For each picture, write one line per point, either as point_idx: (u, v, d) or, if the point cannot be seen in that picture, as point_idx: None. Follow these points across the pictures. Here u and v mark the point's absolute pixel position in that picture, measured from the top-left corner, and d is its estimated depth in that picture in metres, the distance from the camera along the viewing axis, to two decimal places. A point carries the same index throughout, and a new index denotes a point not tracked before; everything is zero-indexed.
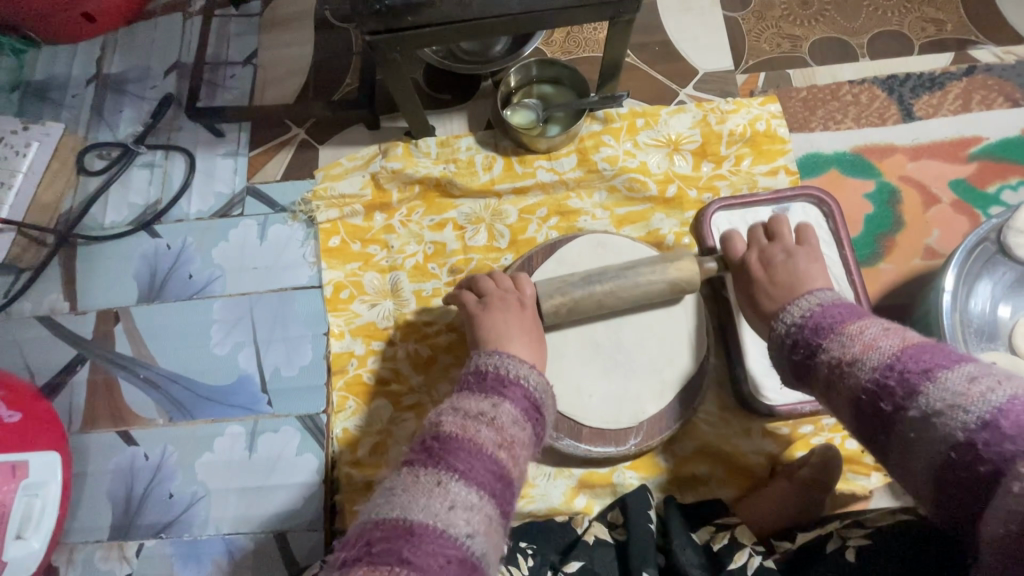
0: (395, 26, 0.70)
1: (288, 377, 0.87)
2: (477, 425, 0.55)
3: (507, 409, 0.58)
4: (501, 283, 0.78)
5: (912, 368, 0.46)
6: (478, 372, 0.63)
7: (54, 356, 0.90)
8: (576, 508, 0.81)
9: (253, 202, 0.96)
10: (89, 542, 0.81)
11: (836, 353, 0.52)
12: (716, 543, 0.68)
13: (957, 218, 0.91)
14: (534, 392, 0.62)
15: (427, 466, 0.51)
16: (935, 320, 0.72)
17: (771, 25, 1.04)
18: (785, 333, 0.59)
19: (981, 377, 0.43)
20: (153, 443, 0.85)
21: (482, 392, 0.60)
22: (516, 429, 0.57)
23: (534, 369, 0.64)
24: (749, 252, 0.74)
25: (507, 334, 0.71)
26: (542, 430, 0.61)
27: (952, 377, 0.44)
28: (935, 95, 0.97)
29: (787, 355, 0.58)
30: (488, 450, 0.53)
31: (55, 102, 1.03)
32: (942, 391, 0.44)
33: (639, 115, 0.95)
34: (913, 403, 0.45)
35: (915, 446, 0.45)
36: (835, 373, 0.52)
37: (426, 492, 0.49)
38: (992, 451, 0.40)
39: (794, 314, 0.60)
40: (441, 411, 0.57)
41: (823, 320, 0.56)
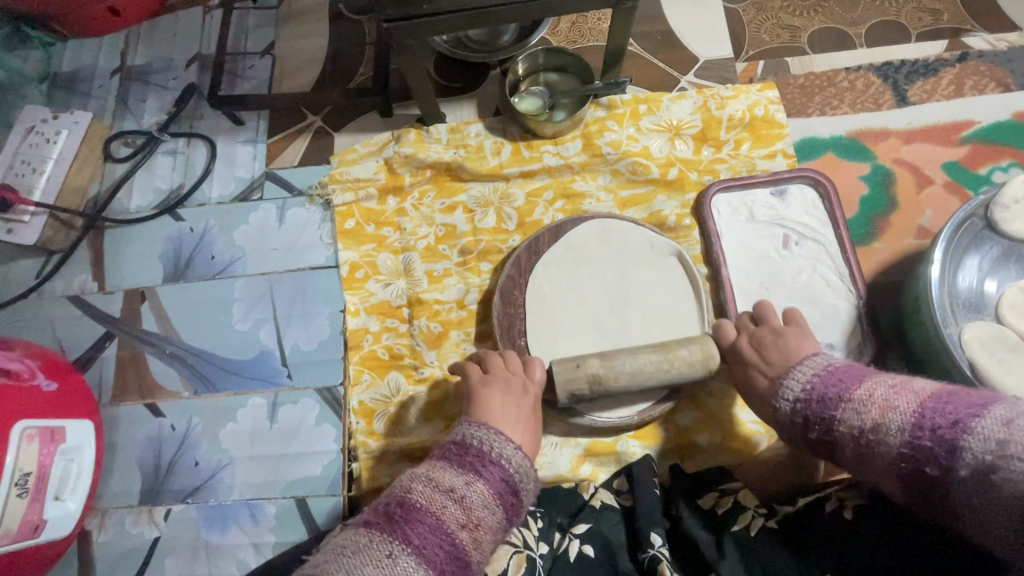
0: (412, 12, 0.74)
1: (307, 352, 0.91)
2: (444, 501, 0.61)
3: (479, 490, 0.62)
4: (510, 363, 0.78)
5: (942, 423, 0.54)
6: (462, 443, 0.66)
7: (84, 333, 0.94)
8: (582, 475, 0.85)
9: (271, 186, 1.00)
10: (120, 507, 0.86)
11: (855, 422, 0.60)
12: (721, 508, 0.71)
13: (950, 199, 0.94)
14: (514, 475, 0.65)
15: (383, 532, 0.58)
16: (923, 293, 0.76)
17: (770, 15, 1.07)
18: (791, 412, 0.66)
19: (1014, 419, 0.51)
20: (179, 414, 0.89)
21: (460, 465, 0.64)
22: (482, 512, 0.61)
23: (518, 449, 0.67)
24: (739, 337, 0.77)
25: (512, 413, 0.72)
26: (517, 512, 0.65)
27: (987, 425, 0.51)
28: (929, 81, 1.00)
29: (802, 431, 0.65)
30: (446, 528, 0.59)
31: (82, 92, 1.08)
32: (982, 442, 0.51)
33: (642, 102, 0.99)
34: (962, 461, 0.52)
35: (985, 504, 0.51)
36: (864, 443, 0.60)
37: (374, 560, 0.56)
38: None
39: (795, 387, 0.67)
40: (415, 478, 0.63)
41: (824, 391, 0.64)
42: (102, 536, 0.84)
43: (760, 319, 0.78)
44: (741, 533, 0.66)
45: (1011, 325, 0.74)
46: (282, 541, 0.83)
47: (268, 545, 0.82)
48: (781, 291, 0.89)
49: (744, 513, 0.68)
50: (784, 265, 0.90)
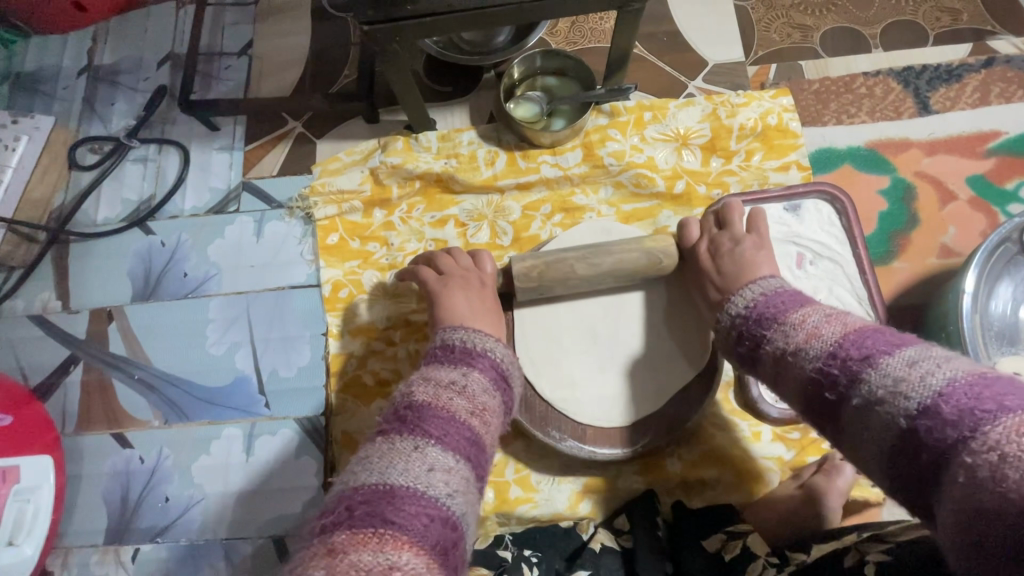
0: (396, 15, 0.67)
1: (286, 378, 0.85)
2: (450, 394, 0.55)
3: (476, 378, 0.59)
4: (460, 260, 0.79)
5: (853, 354, 0.47)
6: (445, 346, 0.64)
7: (47, 356, 0.88)
8: (580, 513, 0.80)
9: (249, 198, 0.93)
10: (84, 546, 0.80)
11: (779, 343, 0.55)
12: (728, 553, 0.65)
13: (975, 215, 0.88)
14: (500, 363, 0.63)
15: (401, 434, 0.50)
16: (953, 323, 0.70)
17: (782, 15, 1.01)
18: (734, 320, 0.62)
19: (922, 361, 0.42)
20: (149, 446, 0.83)
21: (451, 362, 0.61)
22: (485, 397, 0.58)
23: (499, 342, 0.66)
24: (700, 239, 0.77)
25: (478, 312, 0.72)
26: (511, 399, 0.63)
27: (891, 363, 0.43)
28: (952, 88, 0.94)
29: (736, 347, 0.61)
30: (460, 417, 0.54)
31: (45, 95, 1.01)
32: (882, 377, 0.43)
33: (647, 109, 0.92)
34: (857, 391, 0.45)
35: (866, 434, 0.44)
36: (783, 362, 0.54)
37: (402, 457, 0.48)
38: (934, 437, 0.38)
39: (739, 304, 0.63)
40: (412, 382, 0.57)
41: (766, 308, 0.59)
42: None
43: (722, 224, 0.78)
44: None
45: None
46: None
47: None
48: None
49: (754, 563, 0.62)
50: (799, 287, 0.84)
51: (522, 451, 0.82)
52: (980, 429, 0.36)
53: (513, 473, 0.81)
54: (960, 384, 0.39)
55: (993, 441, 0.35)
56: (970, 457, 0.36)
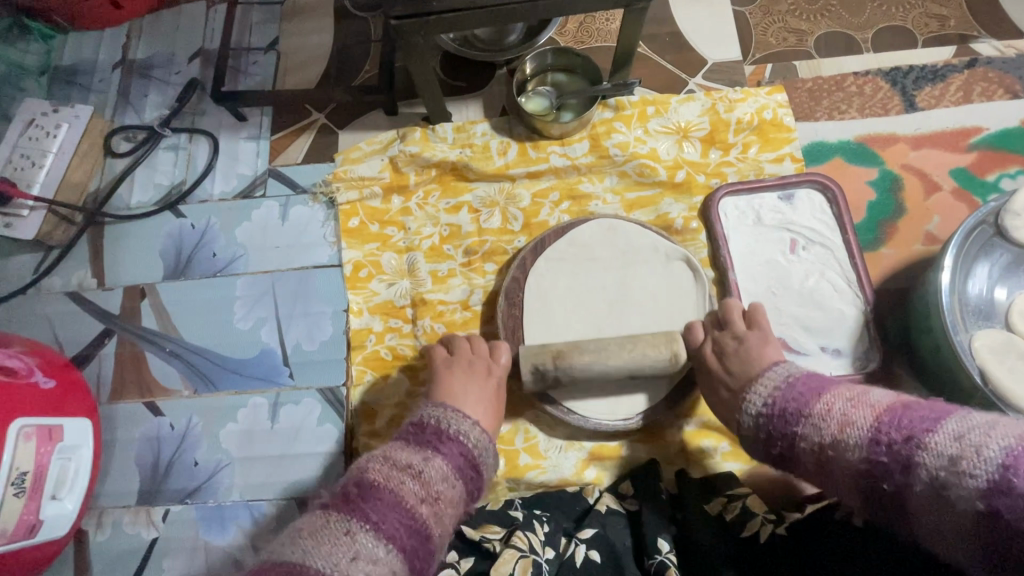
0: (421, 10, 0.73)
1: (309, 352, 0.90)
2: (403, 478, 0.62)
3: (438, 465, 0.64)
4: (476, 346, 0.81)
5: (897, 437, 0.54)
6: (419, 424, 0.69)
7: (82, 330, 0.93)
8: (586, 479, 0.85)
9: (274, 184, 0.99)
10: (117, 506, 0.85)
11: (815, 438, 0.60)
12: (728, 514, 0.70)
13: (959, 205, 0.94)
14: (471, 450, 0.68)
15: (340, 511, 0.58)
16: (933, 299, 0.75)
17: (777, 19, 1.07)
18: (754, 420, 0.67)
19: (968, 434, 0.50)
20: (179, 414, 0.88)
21: (418, 443, 0.67)
22: (443, 486, 0.63)
23: (477, 427, 0.71)
24: (705, 340, 0.79)
25: (473, 391, 0.76)
26: (476, 488, 0.67)
27: (941, 441, 0.51)
28: (937, 87, 1.00)
29: (765, 448, 0.66)
30: (407, 505, 0.60)
31: (82, 86, 1.07)
32: (937, 457, 0.50)
33: (650, 103, 0.98)
34: (917, 478, 0.52)
35: (941, 519, 0.50)
36: (825, 457, 0.59)
37: (332, 538, 0.55)
38: (1015, 513, 0.45)
39: (756, 402, 0.68)
40: (372, 459, 0.64)
41: (786, 402, 0.65)
42: (99, 536, 0.83)
43: (724, 322, 0.80)
44: (751, 540, 0.66)
45: (1019, 331, 0.75)
46: None
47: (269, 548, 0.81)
48: (788, 295, 0.88)
49: (752, 519, 0.67)
50: (792, 270, 0.89)
51: (531, 421, 0.87)
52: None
53: (522, 442, 0.86)
54: (1018, 454, 0.46)
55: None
56: None
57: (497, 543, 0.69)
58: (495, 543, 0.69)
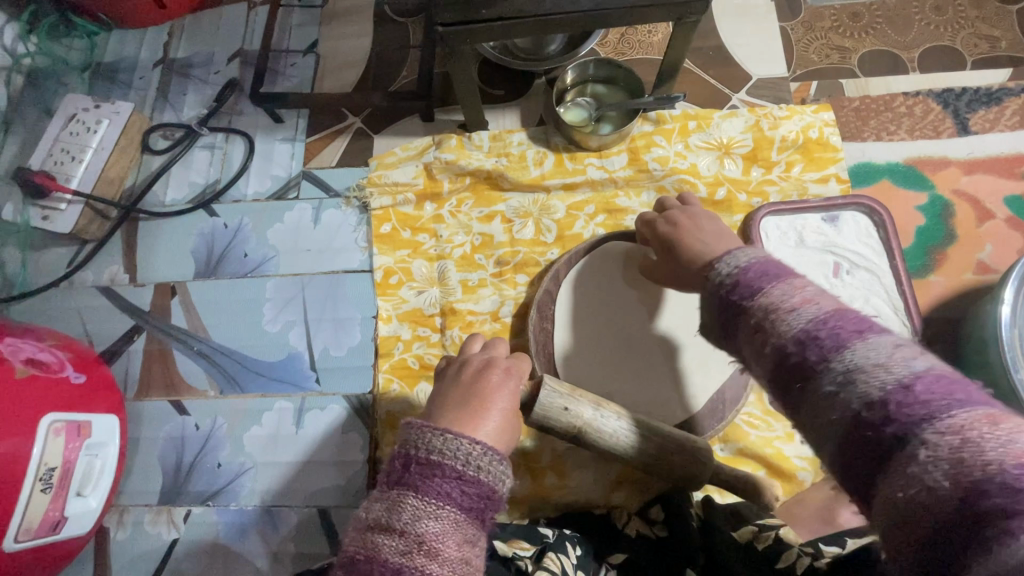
0: (470, 18, 0.72)
1: (337, 357, 0.89)
2: (378, 538, 0.45)
3: (419, 504, 0.46)
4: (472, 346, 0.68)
5: (846, 327, 0.43)
6: (391, 457, 0.51)
7: (112, 325, 0.93)
8: (613, 503, 0.82)
9: (308, 186, 0.99)
10: (139, 505, 0.84)
11: (771, 299, 0.47)
12: (760, 544, 0.65)
13: (1013, 234, 0.90)
14: (457, 463, 0.48)
15: None
16: (992, 333, 0.72)
17: (820, 36, 1.04)
18: (723, 279, 0.52)
19: (903, 346, 0.41)
20: (205, 414, 0.87)
21: (390, 483, 0.48)
22: (433, 525, 0.45)
23: (463, 434, 0.49)
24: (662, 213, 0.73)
25: (480, 397, 0.58)
26: (488, 501, 0.48)
27: (879, 341, 0.42)
28: (991, 110, 0.96)
29: (718, 300, 0.52)
30: (399, 572, 0.43)
31: (123, 84, 1.08)
32: (868, 351, 0.41)
33: (691, 118, 0.96)
34: (836, 359, 0.42)
35: (819, 412, 0.42)
36: (769, 319, 0.46)
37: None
38: (903, 411, 0.38)
39: (739, 258, 0.53)
40: (353, 522, 0.49)
41: (766, 269, 0.50)
42: (120, 535, 0.83)
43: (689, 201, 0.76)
44: (788, 573, 0.60)
45: None
46: (303, 552, 0.80)
47: (289, 556, 0.80)
48: None
49: (790, 550, 0.62)
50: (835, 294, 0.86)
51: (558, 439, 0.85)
52: (949, 413, 0.36)
53: (549, 460, 0.84)
54: (937, 373, 0.39)
55: (958, 424, 0.36)
56: (936, 437, 0.36)
57: (527, 562, 0.65)
58: (525, 563, 0.65)
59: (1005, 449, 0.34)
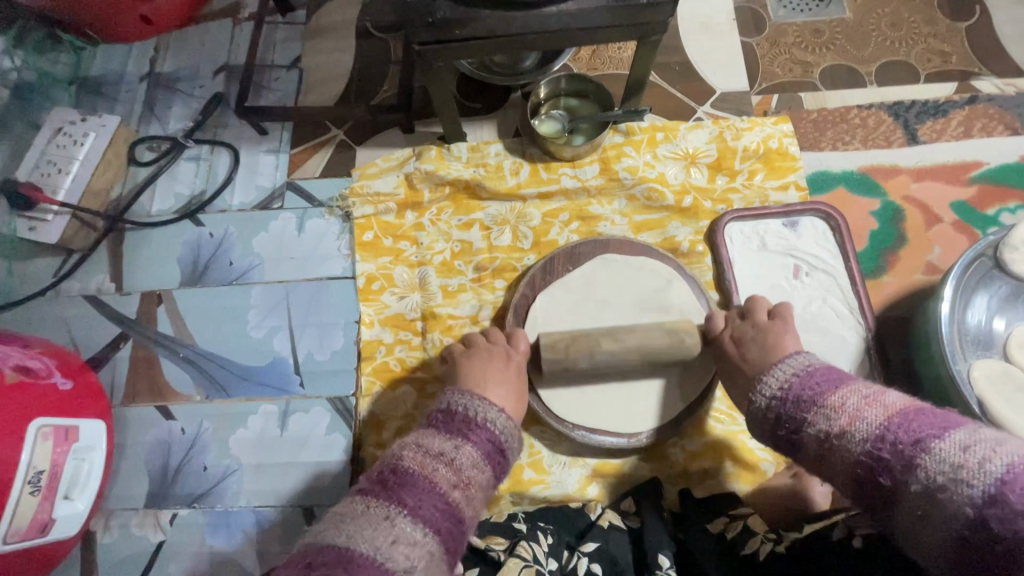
0: (443, 38, 0.76)
1: (321, 361, 0.92)
2: (436, 464, 0.60)
3: (468, 451, 0.63)
4: (492, 337, 0.82)
5: (904, 439, 0.52)
6: (447, 411, 0.67)
7: (99, 333, 0.95)
8: (588, 496, 0.86)
9: (292, 196, 1.02)
10: (125, 509, 0.86)
11: (822, 427, 0.58)
12: (730, 532, 0.70)
13: (958, 236, 0.96)
14: (499, 436, 0.66)
15: (379, 498, 0.57)
16: (934, 329, 0.78)
17: (783, 51, 1.10)
18: (765, 408, 0.65)
19: (975, 446, 0.49)
20: (190, 418, 0.90)
21: (447, 429, 0.65)
22: (474, 471, 0.62)
23: (503, 413, 0.68)
24: (724, 329, 0.79)
25: (500, 379, 0.76)
26: (503, 473, 0.66)
27: (945, 449, 0.50)
28: (939, 121, 1.03)
29: (774, 423, 0.64)
30: (441, 489, 0.59)
31: (109, 96, 1.10)
32: (939, 463, 0.49)
33: (659, 130, 1.02)
34: (915, 477, 0.51)
35: (922, 521, 0.50)
36: (827, 446, 0.58)
37: (373, 523, 0.54)
38: (1005, 527, 0.45)
39: (774, 382, 0.65)
40: (405, 445, 0.63)
41: (803, 389, 0.62)
42: (107, 539, 0.84)
43: (747, 313, 0.80)
44: (750, 559, 0.66)
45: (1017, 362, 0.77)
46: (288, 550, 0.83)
47: (274, 555, 0.82)
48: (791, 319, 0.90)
49: (754, 537, 0.68)
50: (794, 294, 0.92)
51: (535, 437, 0.88)
52: None
53: (527, 457, 0.87)
54: (1019, 472, 0.46)
55: None
56: None
57: (501, 553, 0.70)
58: (499, 553, 0.70)
59: None
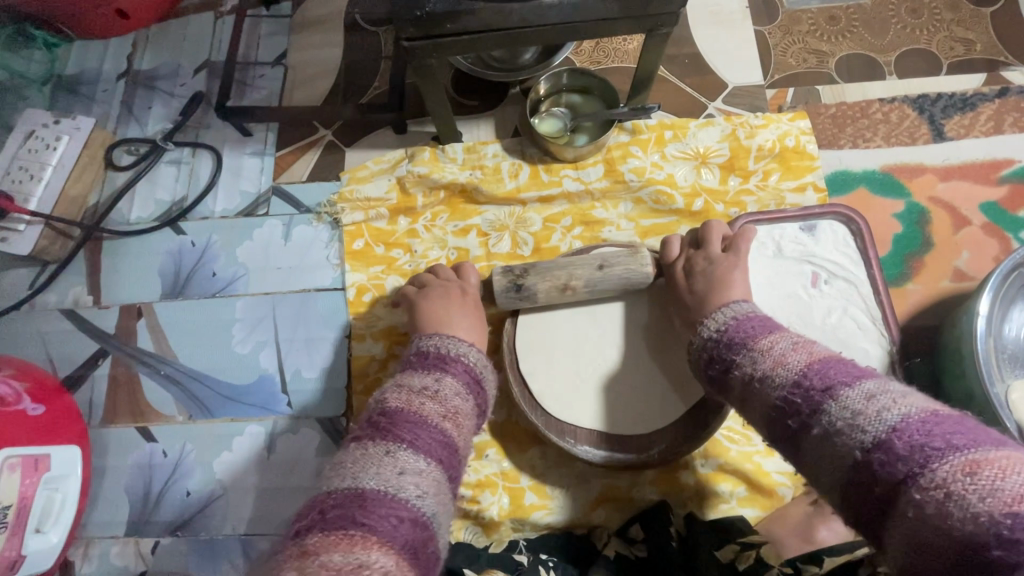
0: (434, 33, 0.69)
1: (310, 379, 0.87)
2: (421, 398, 0.59)
3: (449, 383, 0.63)
4: (443, 273, 0.82)
5: (817, 385, 0.50)
6: (420, 353, 0.68)
7: (76, 349, 0.90)
8: (594, 521, 0.81)
9: (278, 202, 0.96)
10: (105, 537, 0.81)
11: (748, 368, 0.58)
12: (742, 563, 0.66)
13: (988, 240, 0.90)
14: (474, 367, 0.68)
15: (375, 439, 0.53)
16: (966, 345, 0.72)
17: (798, 40, 1.03)
18: (709, 337, 0.65)
19: (880, 396, 0.47)
20: (173, 441, 0.85)
21: (423, 367, 0.65)
22: (458, 401, 0.61)
23: (471, 347, 0.70)
24: (678, 256, 0.79)
25: (450, 321, 0.74)
26: (485, 403, 0.66)
27: (852, 397, 0.48)
28: (967, 116, 0.96)
29: (707, 359, 0.64)
30: (433, 422, 0.57)
31: (86, 97, 1.05)
32: (842, 410, 0.47)
33: (668, 127, 0.95)
34: (817, 422, 0.49)
35: (823, 461, 0.48)
36: (752, 385, 0.56)
37: (374, 462, 0.51)
38: (884, 470, 0.43)
39: (718, 321, 0.65)
40: (386, 390, 0.61)
41: (742, 332, 0.62)
42: (86, 569, 0.80)
43: (701, 242, 0.80)
44: None
45: None
46: None
47: None
48: (811, 331, 0.84)
49: (770, 570, 0.63)
50: (813, 304, 0.86)
51: (537, 458, 0.83)
52: (929, 465, 0.40)
53: (528, 480, 0.82)
54: (912, 421, 0.43)
55: (941, 478, 0.39)
56: (920, 494, 0.40)
57: None
58: None
59: (988, 497, 0.37)
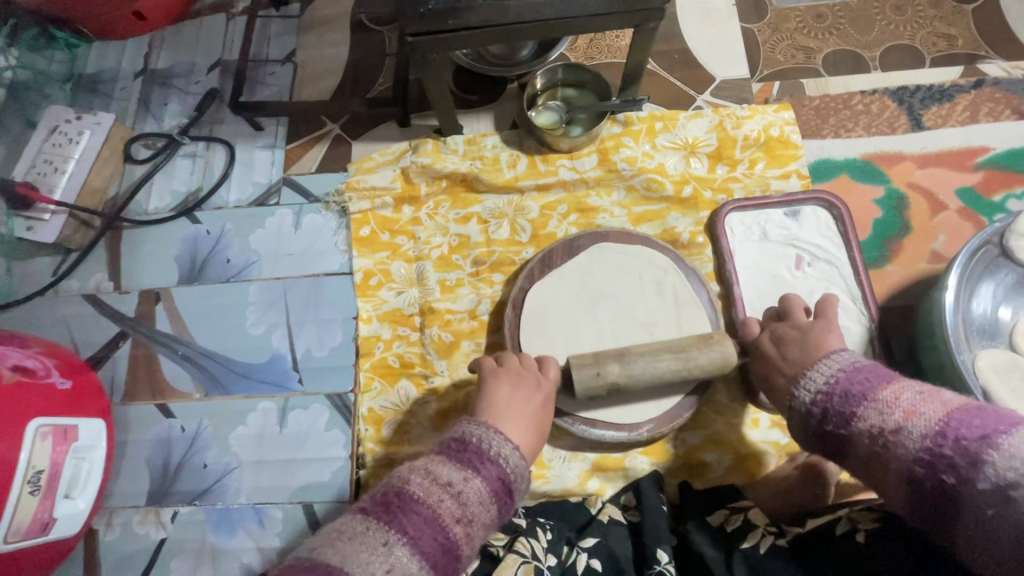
0: (436, 29, 0.74)
1: (319, 358, 0.92)
2: (442, 495, 0.58)
3: (476, 486, 0.59)
4: (525, 361, 0.76)
5: (968, 435, 0.52)
6: (461, 439, 0.63)
7: (98, 332, 0.95)
8: (589, 490, 0.85)
9: (289, 192, 1.01)
10: (127, 507, 0.86)
11: (876, 423, 0.58)
12: (730, 526, 0.70)
13: (963, 224, 0.94)
14: (510, 474, 0.62)
15: (379, 521, 0.56)
16: (938, 318, 0.76)
17: (785, 37, 1.08)
18: (809, 407, 0.64)
19: None
20: (190, 416, 0.90)
21: (459, 460, 0.61)
22: (479, 509, 0.58)
23: (517, 450, 0.64)
24: (762, 333, 0.76)
25: (518, 406, 0.70)
26: (509, 511, 0.62)
27: (1014, 446, 0.50)
28: (944, 106, 1.01)
29: (813, 423, 0.63)
30: (443, 522, 0.56)
31: (105, 94, 1.10)
32: (1009, 461, 0.49)
33: (658, 119, 1.00)
34: (981, 474, 0.50)
35: (989, 521, 0.50)
36: (880, 445, 0.57)
37: (369, 549, 0.53)
38: None
39: (816, 381, 0.64)
40: (414, 468, 0.60)
41: (850, 387, 0.61)
42: (109, 537, 0.85)
43: (784, 313, 0.77)
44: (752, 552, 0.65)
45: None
46: (287, 547, 0.83)
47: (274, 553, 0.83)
48: None
49: (755, 529, 0.67)
50: (797, 285, 0.90)
51: None
52: None
53: None
54: None
55: None
56: None
57: (499, 547, 0.70)
58: (497, 548, 0.70)
59: None
